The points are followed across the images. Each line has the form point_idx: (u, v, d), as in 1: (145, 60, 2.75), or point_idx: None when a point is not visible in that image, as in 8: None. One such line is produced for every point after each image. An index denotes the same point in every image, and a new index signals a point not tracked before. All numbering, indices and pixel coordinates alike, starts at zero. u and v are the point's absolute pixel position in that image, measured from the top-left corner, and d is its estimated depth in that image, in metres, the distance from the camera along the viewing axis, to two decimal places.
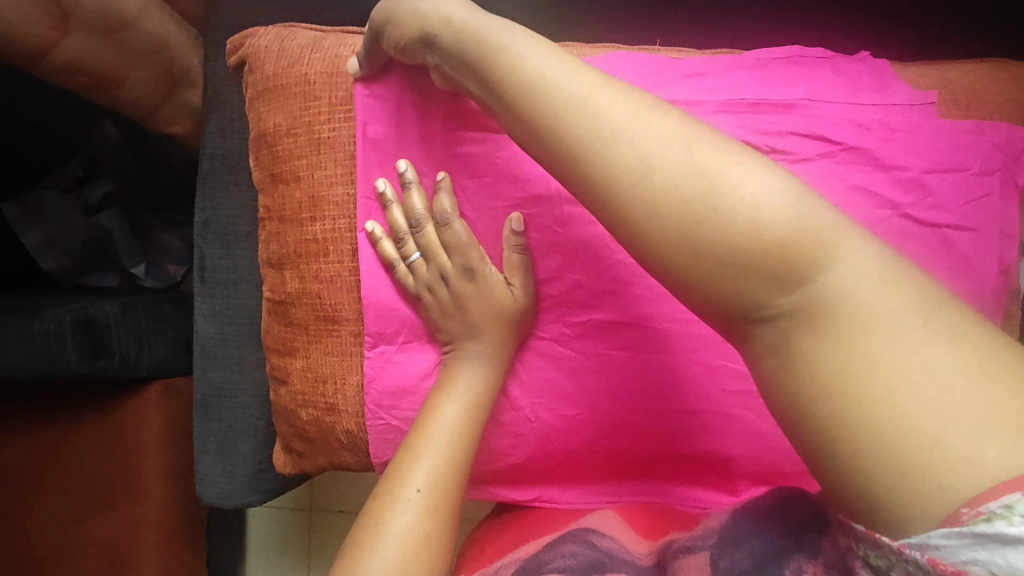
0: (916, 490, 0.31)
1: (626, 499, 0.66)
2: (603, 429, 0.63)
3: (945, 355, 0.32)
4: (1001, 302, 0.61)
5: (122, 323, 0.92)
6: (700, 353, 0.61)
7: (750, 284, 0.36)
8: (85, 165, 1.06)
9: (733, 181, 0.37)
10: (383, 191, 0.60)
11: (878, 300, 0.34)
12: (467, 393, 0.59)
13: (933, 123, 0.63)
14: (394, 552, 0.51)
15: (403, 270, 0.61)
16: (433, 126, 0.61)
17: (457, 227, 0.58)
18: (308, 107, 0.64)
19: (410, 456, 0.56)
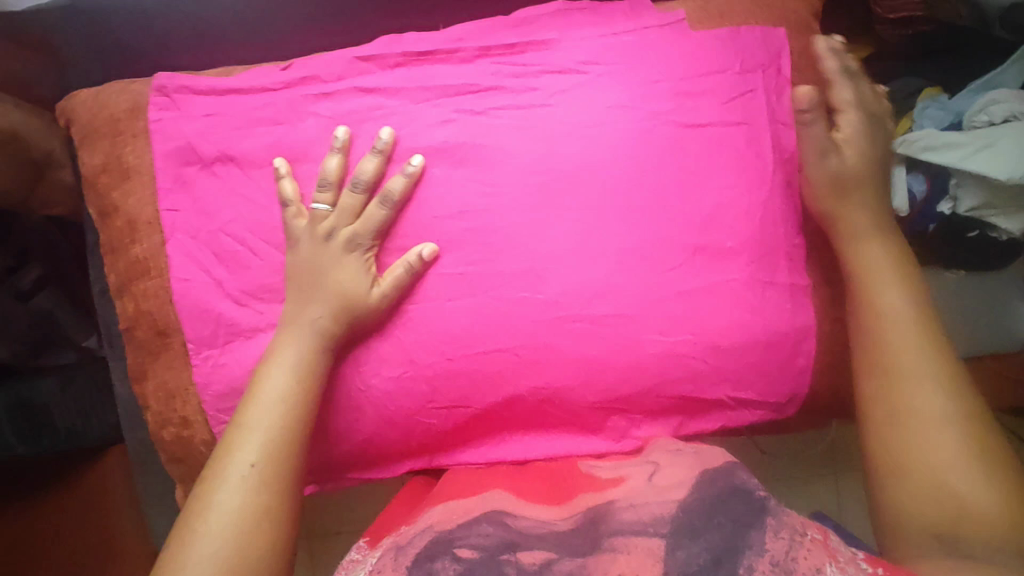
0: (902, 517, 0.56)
1: (503, 455, 0.70)
2: (431, 385, 0.65)
3: (953, 480, 0.55)
4: (782, 184, 0.66)
5: (62, 400, 1.00)
6: (496, 289, 0.63)
7: (895, 443, 0.59)
8: (16, 253, 0.99)
9: (908, 383, 0.60)
10: (282, 166, 0.63)
11: (940, 462, 0.56)
12: (292, 363, 0.62)
13: (680, 39, 0.67)
14: (223, 529, 0.56)
15: (304, 212, 0.62)
16: (215, 127, 0.65)
17: (287, 184, 0.62)
18: (116, 142, 0.68)
19: (240, 431, 0.61)
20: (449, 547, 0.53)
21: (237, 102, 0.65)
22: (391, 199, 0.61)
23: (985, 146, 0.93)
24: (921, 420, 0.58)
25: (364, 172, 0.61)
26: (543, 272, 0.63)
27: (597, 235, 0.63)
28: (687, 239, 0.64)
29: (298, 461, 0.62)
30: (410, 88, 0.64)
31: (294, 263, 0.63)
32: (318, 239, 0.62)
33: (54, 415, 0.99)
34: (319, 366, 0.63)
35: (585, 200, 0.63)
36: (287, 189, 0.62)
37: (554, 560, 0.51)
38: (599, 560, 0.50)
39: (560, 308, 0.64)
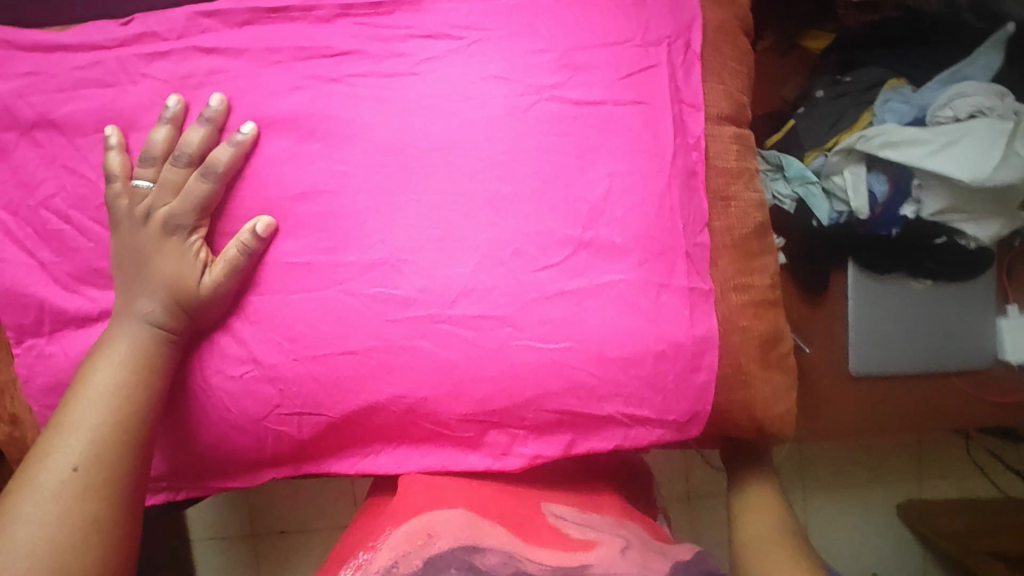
0: None
1: (395, 462, 0.62)
2: (277, 388, 0.57)
3: None
4: (685, 173, 0.58)
5: None
6: (349, 281, 0.55)
7: None
8: None
9: None
10: (112, 137, 0.55)
11: None
12: (120, 355, 0.53)
13: (575, 2, 0.58)
14: (37, 547, 0.46)
15: (122, 188, 0.54)
16: (35, 88, 0.57)
17: (114, 156, 0.55)
18: None
19: (60, 431, 0.50)
20: None
21: (63, 59, 0.57)
22: (214, 171, 0.54)
23: (949, 142, 0.84)
24: None
25: (189, 143, 0.54)
26: (401, 264, 0.55)
27: (462, 224, 0.55)
28: (569, 231, 0.56)
29: (133, 469, 0.51)
30: (256, 51, 0.56)
31: (115, 249, 0.55)
32: (138, 220, 0.54)
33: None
34: (157, 360, 0.54)
35: (450, 184, 0.55)
36: (115, 161, 0.54)
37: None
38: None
39: (420, 306, 0.55)
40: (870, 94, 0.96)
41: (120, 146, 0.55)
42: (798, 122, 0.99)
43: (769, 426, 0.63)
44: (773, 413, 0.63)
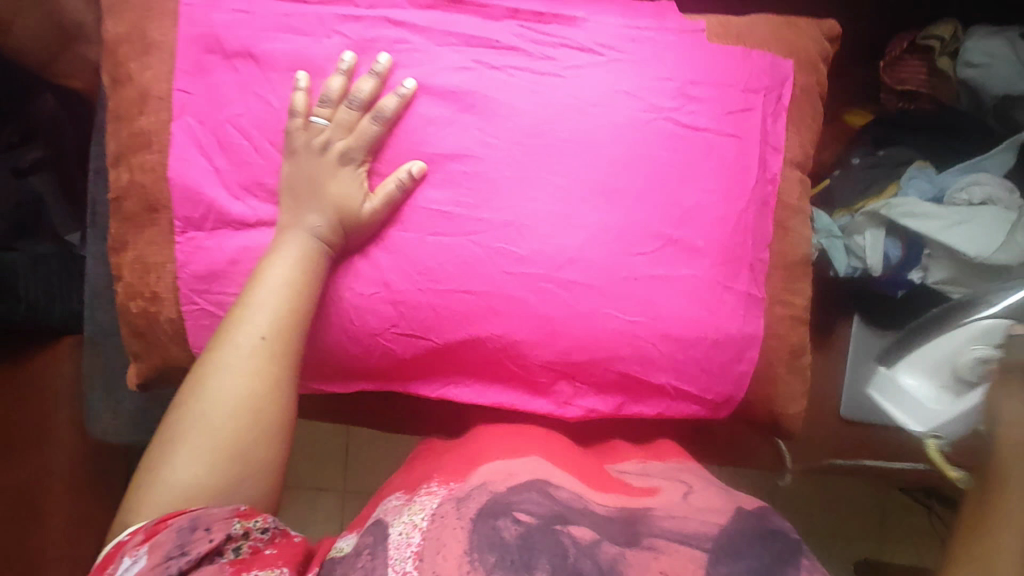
0: None
1: (476, 394, 0.74)
2: (398, 310, 0.68)
3: None
4: (761, 200, 0.70)
5: (33, 274, 1.11)
6: (481, 235, 0.66)
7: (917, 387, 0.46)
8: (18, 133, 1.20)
9: None
10: (300, 80, 0.65)
11: None
12: (293, 256, 0.64)
13: (696, 45, 0.71)
14: (239, 392, 0.61)
15: (301, 124, 0.64)
16: (243, 22, 0.66)
17: (298, 96, 0.64)
18: (143, 16, 0.69)
19: (248, 306, 0.63)
20: (507, 510, 0.59)
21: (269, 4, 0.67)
22: (383, 117, 0.64)
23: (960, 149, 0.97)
24: None
25: (361, 91, 0.64)
26: (524, 228, 0.66)
27: (578, 206, 0.67)
28: (661, 228, 0.68)
29: (299, 343, 0.65)
30: (435, 31, 0.67)
31: (290, 173, 0.65)
32: (314, 150, 0.64)
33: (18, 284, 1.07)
34: (318, 262, 0.65)
35: (574, 171, 0.67)
36: (298, 100, 0.64)
37: (602, 541, 0.56)
38: (641, 556, 0.55)
39: (533, 265, 0.67)
40: (899, 170, 1.10)
41: (303, 88, 0.65)
42: (833, 182, 1.14)
43: (783, 420, 0.77)
44: (788, 410, 0.76)
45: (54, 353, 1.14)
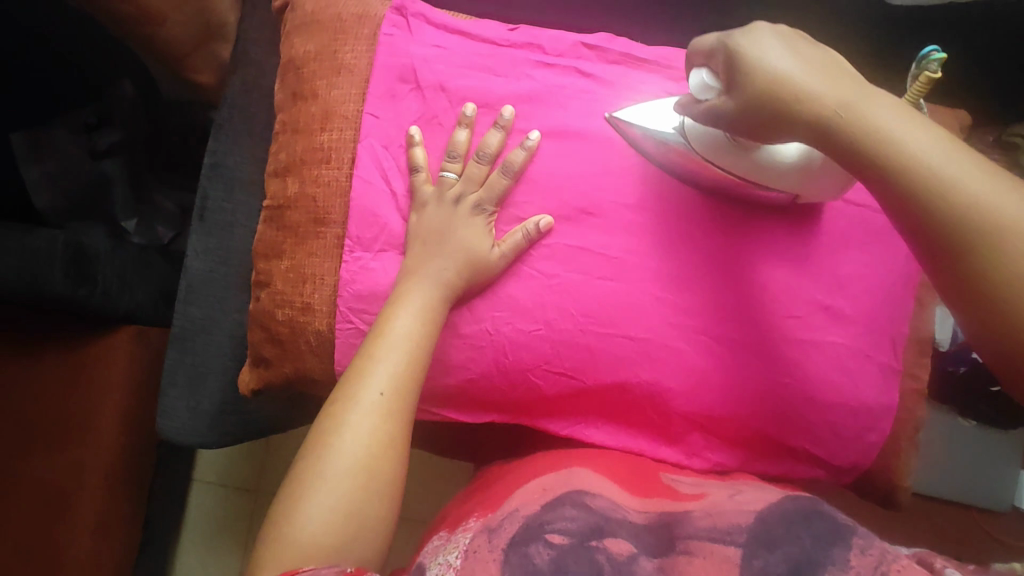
0: (876, 132, 0.54)
1: (608, 438, 0.74)
2: (554, 348, 0.69)
3: (904, 123, 0.54)
4: (907, 277, 0.73)
5: (110, 260, 1.19)
6: (647, 284, 0.68)
7: (919, 160, 0.52)
8: (96, 115, 1.30)
9: (924, 157, 0.52)
10: (412, 135, 0.67)
11: (895, 124, 0.54)
12: (419, 304, 0.63)
13: None
14: (357, 452, 0.56)
15: (422, 177, 0.66)
16: (440, 57, 0.70)
17: (418, 152, 0.67)
18: (337, 40, 0.73)
19: (369, 361, 0.60)
20: (540, 533, 0.53)
21: (463, 43, 0.71)
22: (512, 170, 0.66)
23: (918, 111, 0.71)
24: (953, 194, 0.51)
25: (489, 145, 0.66)
26: (686, 283, 0.68)
27: (737, 269, 0.69)
28: (815, 295, 0.70)
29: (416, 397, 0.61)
30: (618, 86, 0.71)
31: (419, 225, 0.66)
32: (447, 203, 0.65)
33: (98, 270, 1.16)
34: (440, 313, 0.64)
35: (733, 234, 0.69)
36: (418, 156, 0.67)
37: (639, 557, 0.52)
38: (676, 559, 0.52)
39: (692, 320, 0.68)
40: None
41: (418, 142, 0.67)
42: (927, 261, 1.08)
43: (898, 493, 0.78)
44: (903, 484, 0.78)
45: (113, 343, 1.24)
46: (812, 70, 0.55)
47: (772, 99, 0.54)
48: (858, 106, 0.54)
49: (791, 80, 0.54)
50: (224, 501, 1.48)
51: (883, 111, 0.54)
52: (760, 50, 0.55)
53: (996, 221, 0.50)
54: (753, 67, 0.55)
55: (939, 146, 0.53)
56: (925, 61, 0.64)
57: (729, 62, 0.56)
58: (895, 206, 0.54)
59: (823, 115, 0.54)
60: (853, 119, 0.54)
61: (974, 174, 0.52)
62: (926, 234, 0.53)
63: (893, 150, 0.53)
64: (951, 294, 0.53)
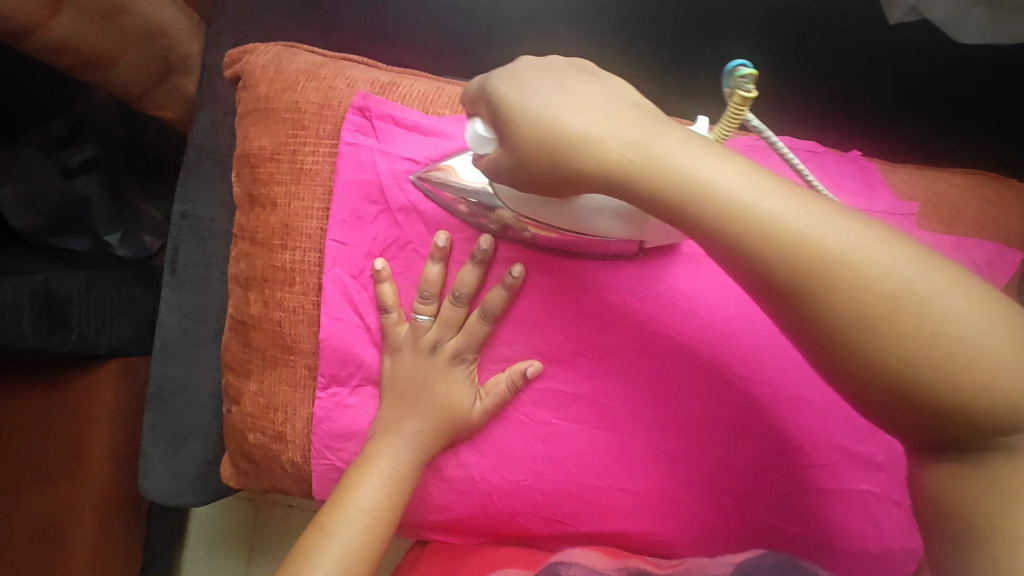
0: (642, 167, 0.38)
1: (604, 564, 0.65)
2: (546, 496, 0.63)
3: (621, 130, 0.39)
4: None
5: (84, 300, 0.99)
6: (651, 436, 0.61)
7: (706, 191, 0.37)
8: (69, 126, 1.17)
9: (706, 179, 0.37)
10: (379, 269, 0.59)
11: (611, 137, 0.38)
12: (384, 474, 0.56)
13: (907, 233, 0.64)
14: None
15: (395, 319, 0.60)
16: (415, 175, 0.60)
17: (387, 288, 0.60)
18: (296, 137, 0.63)
19: (322, 536, 0.52)
20: None
21: (453, 149, 0.60)
22: (494, 315, 0.58)
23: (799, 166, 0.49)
24: (779, 236, 0.36)
25: (464, 284, 0.58)
26: (693, 431, 0.61)
27: (757, 415, 0.60)
28: (845, 442, 0.61)
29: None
30: None
31: (394, 372, 0.60)
32: (422, 352, 0.59)
33: (72, 314, 0.97)
34: (409, 485, 0.57)
35: (760, 377, 0.60)
36: (386, 293, 0.60)
37: None
38: None
39: (698, 470, 0.61)
40: None
41: (386, 277, 0.60)
42: None
43: None
44: None
45: (95, 382, 1.07)
46: (583, 110, 0.39)
47: (543, 159, 0.39)
48: (649, 155, 0.38)
49: (575, 131, 0.38)
50: (219, 533, 1.31)
51: (689, 153, 0.38)
52: (525, 93, 0.40)
53: (894, 288, 0.34)
54: (527, 118, 0.39)
55: (778, 188, 0.37)
56: (733, 78, 0.44)
57: (493, 113, 0.41)
58: (743, 272, 0.37)
59: (658, 178, 0.38)
60: (701, 185, 0.37)
61: (826, 213, 0.36)
62: (820, 346, 0.36)
63: (742, 206, 0.36)
64: (861, 386, 0.36)
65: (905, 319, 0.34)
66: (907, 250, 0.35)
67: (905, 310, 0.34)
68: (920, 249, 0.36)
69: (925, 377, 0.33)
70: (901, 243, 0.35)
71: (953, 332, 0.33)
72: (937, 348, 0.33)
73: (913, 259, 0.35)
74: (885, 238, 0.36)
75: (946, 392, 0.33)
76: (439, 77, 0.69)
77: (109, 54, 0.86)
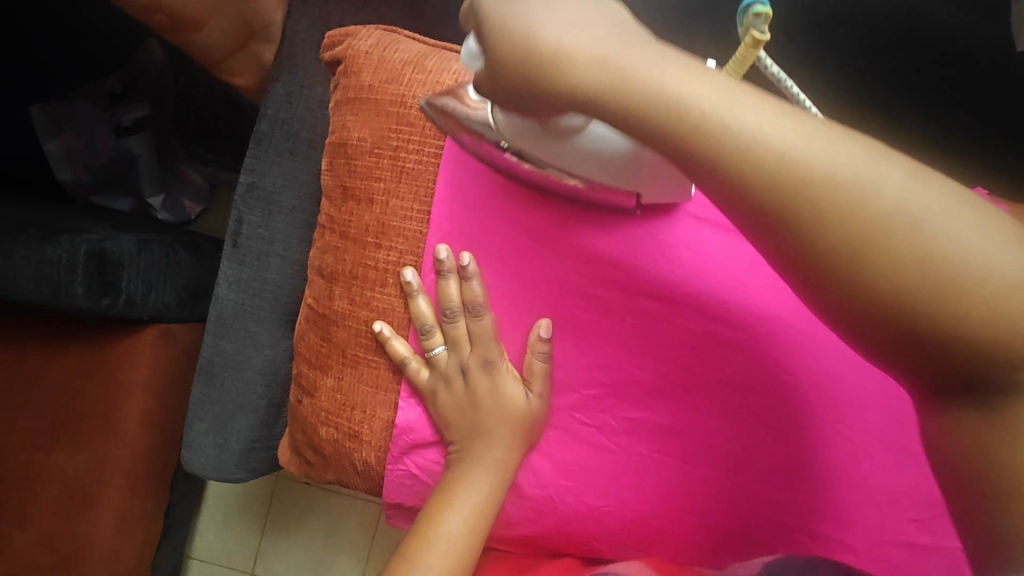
0: (627, 91, 0.33)
1: None
2: (625, 525, 0.61)
3: (594, 36, 0.33)
4: None
5: (136, 263, 0.92)
6: (744, 476, 0.58)
7: (683, 126, 0.33)
8: (123, 82, 1.11)
9: (688, 92, 0.33)
10: (441, 260, 0.57)
11: (576, 49, 0.33)
12: (470, 504, 0.55)
13: None
14: None
15: (488, 325, 0.57)
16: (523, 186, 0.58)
17: (476, 286, 0.57)
18: (400, 133, 0.60)
19: (405, 566, 0.51)
20: None
21: None
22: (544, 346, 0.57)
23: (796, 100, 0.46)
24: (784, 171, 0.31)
25: (476, 296, 0.56)
26: (788, 476, 0.58)
27: (859, 463, 0.58)
28: (947, 500, 0.58)
29: None
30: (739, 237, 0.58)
31: (487, 390, 0.57)
32: (488, 369, 0.57)
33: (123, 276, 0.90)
34: (492, 513, 0.56)
35: (869, 425, 0.58)
36: (450, 290, 0.57)
37: None
38: None
39: (792, 516, 0.58)
40: None
41: (451, 272, 0.57)
42: None
43: None
44: None
45: (137, 347, 1.01)
46: (567, 15, 0.34)
47: (516, 64, 0.33)
48: (623, 76, 0.33)
49: (514, 12, 0.34)
50: (237, 504, 1.31)
51: (556, 6, 0.34)
52: (516, 3, 0.34)
53: (886, 212, 0.30)
54: (507, 30, 0.33)
55: (647, 48, 0.34)
56: (743, 15, 0.39)
57: (478, 33, 0.36)
58: (738, 206, 0.34)
59: (527, 37, 0.33)
60: (684, 119, 0.33)
61: (691, 72, 0.34)
62: (838, 292, 0.32)
63: (628, 85, 0.33)
64: (854, 314, 0.32)
65: (886, 243, 0.30)
66: (787, 114, 0.33)
67: (949, 269, 0.29)
68: (818, 121, 0.33)
69: (834, 252, 0.31)
70: (785, 111, 0.33)
71: (911, 220, 0.30)
72: (954, 292, 0.29)
73: (925, 185, 0.31)
74: (791, 116, 0.33)
75: (957, 315, 0.29)
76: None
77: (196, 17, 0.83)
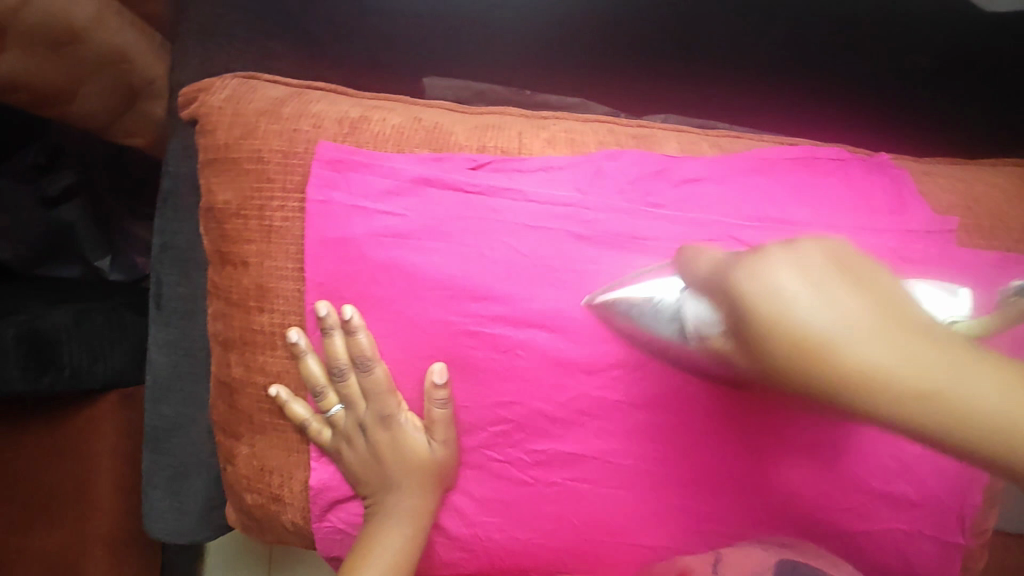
0: (866, 380, 0.32)
1: None
2: (555, 553, 0.59)
3: (848, 308, 0.33)
4: None
5: (75, 335, 0.88)
6: (665, 489, 0.57)
7: (941, 413, 0.32)
8: (45, 150, 0.97)
9: (951, 378, 0.32)
10: (323, 316, 0.55)
11: (831, 325, 0.32)
12: (387, 559, 0.55)
13: (951, 253, 0.56)
14: None
15: (382, 373, 0.55)
16: (393, 229, 0.55)
17: (362, 338, 0.55)
18: (262, 190, 0.57)
19: None
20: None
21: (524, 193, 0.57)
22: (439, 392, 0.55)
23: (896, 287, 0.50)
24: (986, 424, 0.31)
25: (363, 349, 0.55)
26: (710, 481, 0.57)
27: (779, 460, 0.56)
28: (871, 483, 0.57)
29: None
30: (627, 249, 0.55)
31: (393, 442, 0.57)
32: (383, 423, 0.56)
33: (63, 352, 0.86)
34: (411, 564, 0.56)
35: (782, 422, 0.56)
36: (337, 346, 0.55)
37: None
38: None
39: (720, 522, 0.57)
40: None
41: (335, 327, 0.55)
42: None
43: None
44: None
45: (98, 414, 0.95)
46: (844, 301, 0.33)
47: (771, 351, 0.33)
48: (904, 370, 0.32)
49: (763, 293, 0.34)
50: None
51: (809, 279, 0.33)
52: (776, 285, 0.34)
53: None
54: (767, 318, 0.33)
55: (905, 319, 0.33)
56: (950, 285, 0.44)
57: (734, 307, 0.36)
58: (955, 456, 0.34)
59: (799, 331, 0.33)
60: (944, 404, 0.32)
61: (913, 325, 0.33)
62: None
63: (931, 385, 0.32)
64: None
65: None
66: (997, 370, 0.32)
67: None
68: (989, 355, 0.33)
69: None
70: (996, 367, 0.32)
71: None
72: None
73: None
74: (980, 362, 0.33)
75: None
76: (415, 103, 0.63)
77: (65, 88, 0.79)
